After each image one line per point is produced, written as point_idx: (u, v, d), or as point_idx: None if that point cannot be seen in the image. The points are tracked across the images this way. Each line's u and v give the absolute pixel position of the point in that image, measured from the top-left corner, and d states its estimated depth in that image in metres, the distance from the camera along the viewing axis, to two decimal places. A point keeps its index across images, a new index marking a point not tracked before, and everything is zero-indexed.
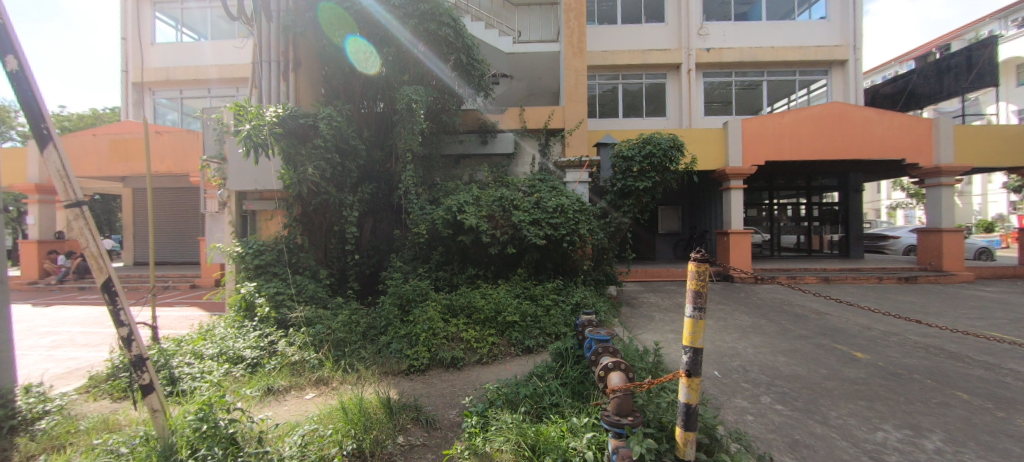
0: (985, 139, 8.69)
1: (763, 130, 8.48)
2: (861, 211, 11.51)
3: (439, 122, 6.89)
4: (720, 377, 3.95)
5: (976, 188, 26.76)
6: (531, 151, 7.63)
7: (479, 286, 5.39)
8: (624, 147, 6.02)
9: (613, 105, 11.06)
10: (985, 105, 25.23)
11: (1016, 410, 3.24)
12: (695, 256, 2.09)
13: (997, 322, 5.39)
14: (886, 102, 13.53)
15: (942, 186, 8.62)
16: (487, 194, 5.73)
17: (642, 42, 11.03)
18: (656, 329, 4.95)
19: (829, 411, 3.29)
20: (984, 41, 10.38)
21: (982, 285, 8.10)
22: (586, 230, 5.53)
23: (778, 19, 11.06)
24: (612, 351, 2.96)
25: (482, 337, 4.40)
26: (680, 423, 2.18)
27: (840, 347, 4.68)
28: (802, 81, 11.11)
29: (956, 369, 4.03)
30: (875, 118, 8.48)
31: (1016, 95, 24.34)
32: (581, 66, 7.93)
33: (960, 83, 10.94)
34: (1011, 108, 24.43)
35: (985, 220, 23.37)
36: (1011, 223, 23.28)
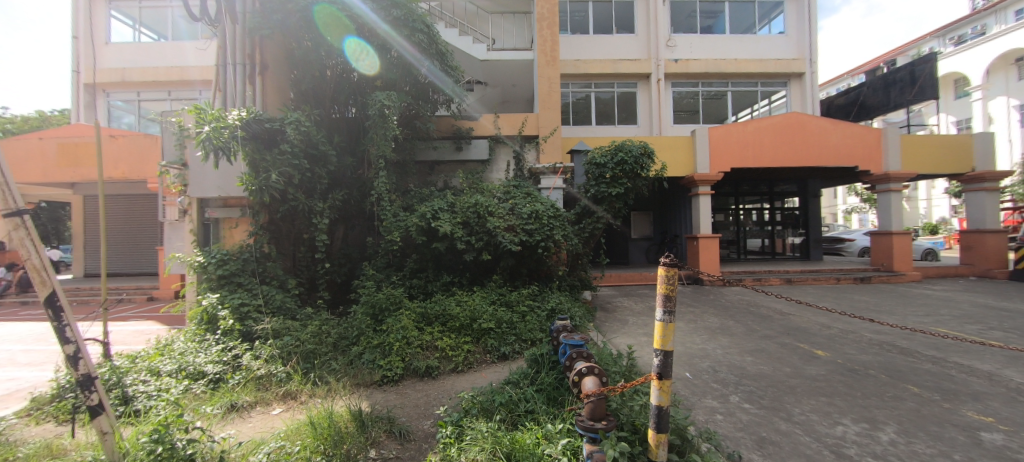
0: (929, 148, 9.31)
1: (728, 138, 8.82)
2: (820, 215, 12.09)
3: (412, 128, 6.82)
4: (691, 378, 4.03)
5: (921, 193, 28.72)
6: (505, 158, 7.63)
7: (455, 293, 5.33)
8: (596, 155, 6.13)
9: (586, 112, 11.25)
10: (927, 116, 27.25)
11: (960, 401, 3.46)
12: (665, 261, 2.11)
13: (942, 318, 5.77)
14: (840, 112, 14.35)
15: (891, 191, 9.14)
16: (462, 200, 5.71)
17: (613, 51, 11.31)
18: (629, 332, 5.03)
19: (793, 408, 3.41)
20: (925, 57, 11.14)
21: (928, 284, 8.66)
22: (560, 236, 5.56)
23: (740, 32, 11.59)
24: (586, 356, 2.96)
25: (458, 345, 4.34)
26: (652, 424, 2.20)
27: (802, 346, 4.89)
28: (763, 92, 11.66)
29: (906, 363, 4.28)
30: (830, 128, 8.96)
31: (954, 107, 26.41)
32: (554, 75, 8.08)
33: (904, 96, 11.72)
34: (951, 119, 26.44)
35: (930, 223, 25.12)
36: (953, 225, 25.08)
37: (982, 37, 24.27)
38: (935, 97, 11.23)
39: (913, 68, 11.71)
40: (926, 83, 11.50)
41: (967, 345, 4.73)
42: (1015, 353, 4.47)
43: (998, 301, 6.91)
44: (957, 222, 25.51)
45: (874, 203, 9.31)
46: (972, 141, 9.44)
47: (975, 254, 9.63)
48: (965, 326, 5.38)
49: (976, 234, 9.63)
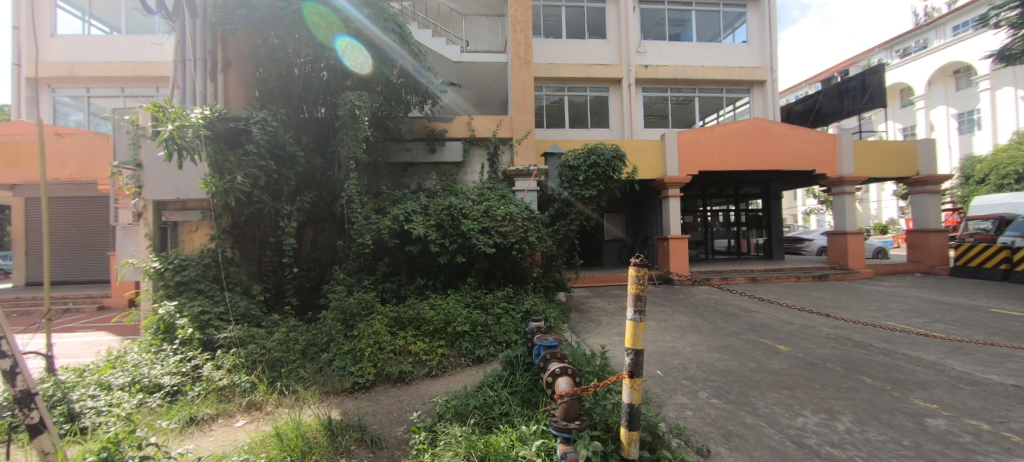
0: (879, 153, 9.93)
1: (696, 142, 9.13)
2: (781, 216, 12.66)
3: (385, 129, 6.72)
4: (662, 375, 4.12)
5: (873, 195, 30.63)
6: (479, 160, 7.63)
7: (429, 296, 5.25)
8: (570, 157, 6.20)
9: (560, 115, 11.39)
10: (877, 123, 29.12)
11: (908, 390, 3.69)
12: (635, 261, 2.14)
13: (891, 313, 6.15)
14: (800, 118, 15.11)
15: (845, 193, 9.67)
16: (436, 203, 5.66)
17: (586, 56, 11.52)
18: (602, 332, 5.09)
19: (758, 401, 3.54)
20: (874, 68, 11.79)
21: (880, 280, 9.22)
22: (535, 238, 5.59)
23: (706, 40, 12.04)
24: (559, 357, 2.97)
25: (432, 349, 4.27)
26: (624, 423, 2.23)
27: (766, 341, 5.09)
28: (728, 98, 12.14)
29: (859, 355, 4.53)
30: (790, 133, 9.41)
31: (900, 115, 28.33)
32: (528, 78, 8.14)
33: (856, 104, 12.45)
34: (897, 126, 28.35)
35: (881, 224, 26.80)
36: (901, 225, 26.85)
37: (924, 50, 26.18)
38: (884, 105, 11.98)
39: (864, 77, 12.37)
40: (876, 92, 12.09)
41: (914, 337, 5.05)
42: (955, 343, 4.81)
43: (941, 295, 7.44)
44: (904, 222, 27.36)
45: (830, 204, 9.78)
46: (917, 146, 10.11)
47: (920, 252, 10.35)
48: (911, 319, 5.75)
49: (920, 233, 10.32)
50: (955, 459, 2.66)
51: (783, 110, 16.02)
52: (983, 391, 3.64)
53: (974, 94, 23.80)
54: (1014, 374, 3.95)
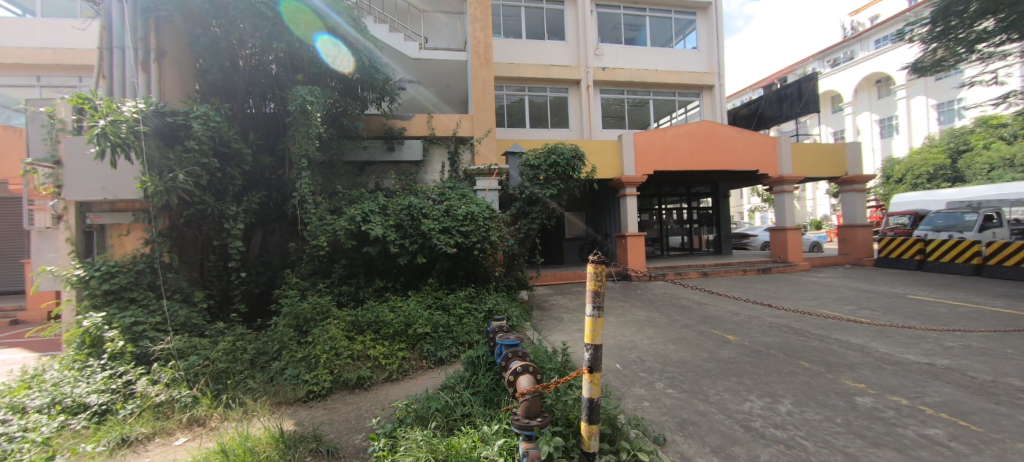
0: (813, 154, 10.77)
1: (651, 143, 9.50)
2: (729, 214, 13.43)
3: (340, 126, 6.46)
4: (621, 369, 4.24)
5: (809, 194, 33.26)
6: (440, 159, 7.52)
7: (389, 299, 5.11)
8: (531, 157, 6.24)
9: (520, 115, 11.46)
10: (812, 127, 31.62)
11: (840, 372, 4.01)
12: (593, 258, 2.17)
13: (825, 301, 6.68)
14: (744, 122, 16.13)
15: (786, 192, 10.40)
16: (395, 202, 5.51)
17: (545, 57, 11.66)
18: (564, 329, 5.17)
19: (710, 389, 3.72)
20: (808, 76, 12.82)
21: (815, 272, 10.01)
22: (496, 237, 5.56)
23: (659, 45, 12.55)
24: (521, 355, 2.97)
25: (391, 352, 4.15)
26: (585, 417, 2.25)
27: (717, 332, 5.36)
28: (680, 101, 12.72)
29: (798, 342, 4.88)
30: (735, 136, 9.99)
31: (831, 120, 30.92)
32: (489, 77, 8.14)
33: (794, 109, 13.45)
34: (829, 130, 30.92)
35: (816, 220, 29.15)
36: (833, 221, 29.36)
37: (851, 61, 28.72)
38: (817, 111, 13.01)
39: (800, 85, 13.41)
40: (811, 98, 13.16)
41: (844, 323, 5.52)
42: (878, 327, 5.31)
43: (866, 284, 8.19)
44: (836, 219, 29.93)
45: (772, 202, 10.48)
46: (847, 149, 11.02)
47: (849, 245, 11.32)
48: (842, 307, 6.29)
49: (849, 228, 11.30)
50: (880, 432, 2.92)
51: (729, 114, 17.03)
52: (902, 369, 4.03)
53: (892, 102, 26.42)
54: (926, 353, 4.42)
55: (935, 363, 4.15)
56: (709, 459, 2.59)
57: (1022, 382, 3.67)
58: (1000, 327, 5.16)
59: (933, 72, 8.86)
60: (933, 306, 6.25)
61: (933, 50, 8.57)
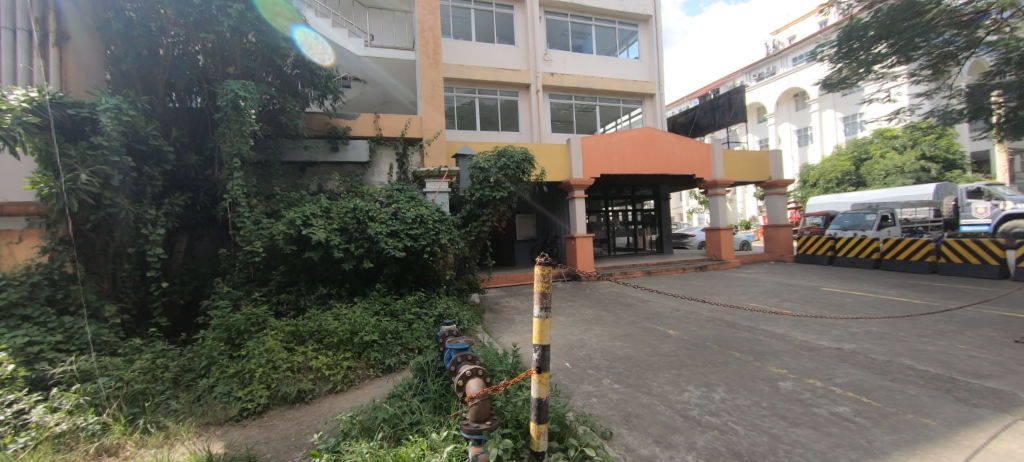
0: (742, 160, 11.70)
1: (597, 147, 9.86)
2: (669, 215, 14.26)
3: (277, 124, 6.04)
4: (570, 367, 4.33)
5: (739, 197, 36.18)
6: (388, 160, 7.33)
7: (332, 306, 4.86)
8: (481, 159, 6.24)
9: (471, 117, 11.43)
10: (741, 135, 34.43)
11: (765, 359, 4.38)
12: (540, 260, 2.13)
13: (753, 296, 7.28)
14: (682, 129, 17.22)
15: (718, 195, 11.16)
16: (339, 205, 5.26)
17: (495, 60, 11.73)
18: (515, 331, 5.21)
19: (653, 382, 3.91)
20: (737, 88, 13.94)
21: (745, 269, 10.91)
22: (447, 240, 5.47)
23: (605, 54, 13.07)
24: (471, 359, 2.94)
25: (336, 362, 3.94)
26: (533, 417, 2.26)
27: (659, 327, 5.65)
28: (624, 108, 13.33)
29: (730, 333, 5.26)
30: (674, 142, 10.61)
31: (757, 129, 33.89)
32: (438, 78, 8.05)
33: (725, 118, 14.55)
34: (755, 138, 33.87)
35: (745, 221, 31.80)
36: (760, 222, 32.19)
37: (773, 76, 31.64)
38: (745, 121, 14.16)
39: (730, 96, 14.54)
40: (739, 109, 14.27)
41: (768, 315, 6.04)
42: (796, 317, 5.86)
43: (788, 279, 9.03)
44: (762, 219, 32.82)
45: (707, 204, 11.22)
46: (770, 156, 12.04)
47: (772, 243, 12.43)
48: (767, 300, 6.89)
49: (773, 227, 12.39)
50: (799, 413, 3.22)
51: (668, 122, 18.12)
52: (817, 355, 4.48)
53: (808, 114, 29.43)
54: (836, 339, 4.94)
55: (844, 347, 4.66)
56: (652, 449, 2.72)
57: (911, 361, 4.22)
58: (892, 313, 5.90)
59: (840, 89, 9.97)
60: (841, 297, 7.03)
61: (839, 69, 9.66)
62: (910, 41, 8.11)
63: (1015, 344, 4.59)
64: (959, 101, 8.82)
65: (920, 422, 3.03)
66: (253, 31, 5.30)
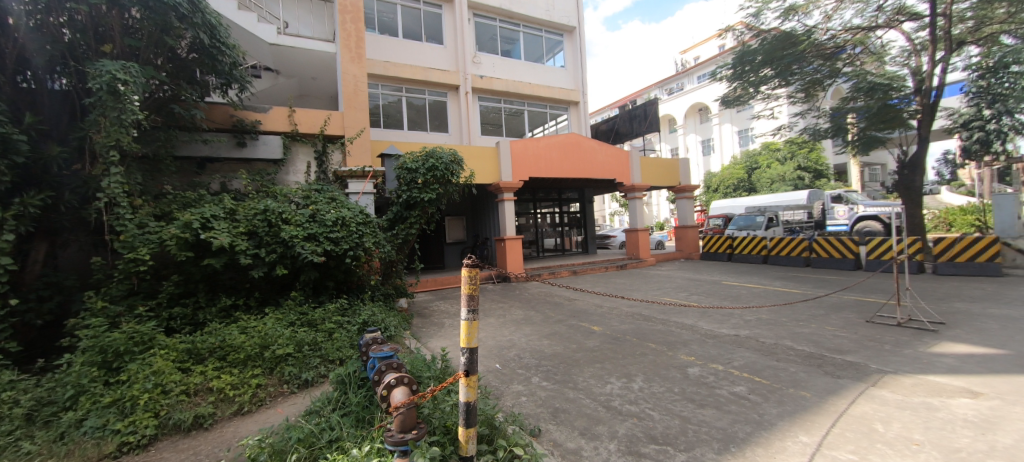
0: (656, 167, 12.71)
1: (525, 151, 10.12)
2: (594, 217, 15.07)
3: (168, 114, 5.31)
4: (500, 368, 4.36)
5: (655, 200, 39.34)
6: (305, 158, 6.86)
7: (238, 319, 4.38)
8: (408, 160, 6.06)
9: (398, 116, 11.06)
10: (656, 144, 37.49)
11: (677, 348, 4.80)
12: (467, 261, 2.04)
13: (666, 291, 7.96)
14: (604, 137, 18.33)
15: (636, 199, 11.98)
16: (246, 206, 4.77)
17: (424, 59, 11.50)
18: (444, 335, 5.13)
19: (579, 377, 4.08)
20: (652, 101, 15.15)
21: (659, 266, 11.90)
22: (371, 243, 5.22)
23: (532, 60, 13.44)
24: (396, 367, 2.78)
25: (242, 381, 3.50)
26: (461, 422, 2.10)
27: (584, 324, 5.92)
28: (551, 114, 13.85)
29: (646, 327, 5.69)
30: (597, 148, 11.22)
31: (669, 138, 37.19)
32: (360, 73, 7.66)
33: (642, 127, 15.74)
34: (668, 147, 37.18)
35: (660, 223, 34.73)
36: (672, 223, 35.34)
37: (682, 90, 34.99)
38: (659, 131, 15.41)
39: (646, 107, 15.74)
40: (654, 119, 15.51)
41: (679, 307, 6.64)
42: (701, 309, 6.51)
43: (695, 274, 10.01)
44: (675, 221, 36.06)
45: (627, 207, 12.02)
46: (680, 163, 13.18)
47: (682, 242, 13.68)
48: (678, 294, 7.57)
49: (682, 228, 13.60)
50: (704, 395, 3.57)
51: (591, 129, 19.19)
52: (719, 342, 5.01)
53: (711, 127, 33.02)
54: (734, 327, 5.58)
55: (740, 334, 5.27)
56: (578, 442, 2.83)
57: (791, 342, 4.90)
58: (776, 302, 6.84)
59: (735, 105, 11.30)
60: (737, 289, 7.96)
61: (734, 88, 10.97)
62: (788, 66, 9.49)
63: (865, 323, 5.56)
64: (825, 120, 10.43)
65: (799, 395, 3.53)
66: (136, 6, 4.61)
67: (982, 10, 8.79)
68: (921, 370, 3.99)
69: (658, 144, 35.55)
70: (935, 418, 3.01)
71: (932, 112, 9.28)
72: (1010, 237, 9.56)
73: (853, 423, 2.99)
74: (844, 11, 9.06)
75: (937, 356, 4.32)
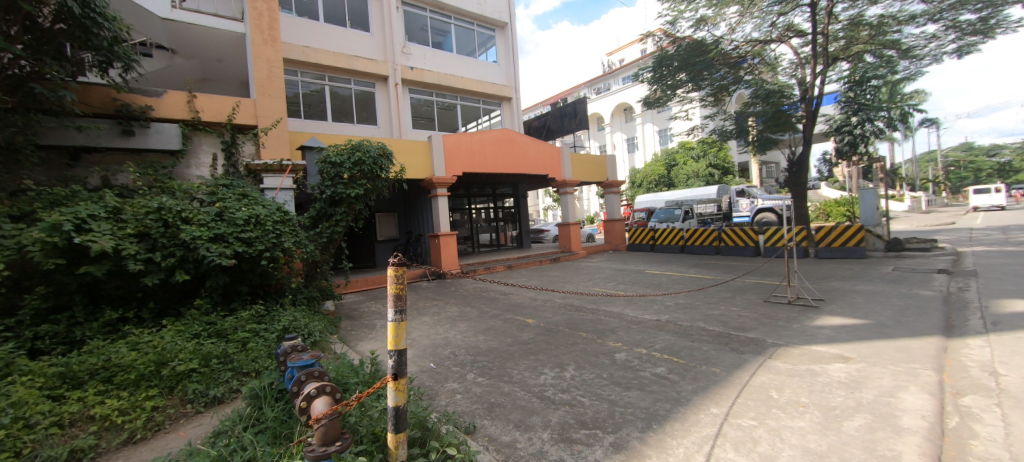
0: (586, 163, 13.22)
1: (458, 146, 10.02)
2: (527, 212, 15.37)
3: (27, 95, 4.42)
4: (435, 367, 4.29)
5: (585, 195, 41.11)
6: (210, 150, 6.17)
7: (128, 335, 3.81)
8: (331, 153, 5.68)
9: (321, 107, 10.39)
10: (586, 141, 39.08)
11: (605, 336, 5.07)
12: (394, 259, 1.91)
13: (595, 281, 8.36)
14: (537, 133, 18.76)
15: (567, 193, 12.41)
16: (135, 204, 4.18)
17: (349, 46, 10.84)
18: (375, 337, 4.95)
19: (513, 370, 4.15)
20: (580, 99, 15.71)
21: (590, 258, 12.50)
22: (291, 243, 4.86)
23: (465, 54, 13.27)
24: (318, 375, 2.61)
25: (133, 404, 3.03)
26: (390, 428, 1.99)
27: (519, 318, 6.03)
28: (484, 109, 13.84)
29: (577, 317, 5.94)
30: (529, 144, 11.40)
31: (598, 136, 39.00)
32: (275, 58, 7.03)
33: (572, 125, 16.29)
34: (597, 144, 38.97)
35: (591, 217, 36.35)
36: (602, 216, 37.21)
37: (609, 90, 36.85)
38: (587, 128, 16.07)
39: (576, 105, 16.28)
40: (583, 116, 16.10)
41: (607, 297, 7.02)
42: (626, 297, 6.95)
43: (622, 265, 10.64)
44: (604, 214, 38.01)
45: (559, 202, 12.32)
46: (607, 159, 13.82)
47: (610, 235, 14.44)
48: (605, 284, 8.00)
49: (609, 221, 14.34)
50: (630, 378, 3.83)
51: (524, 125, 19.53)
52: (642, 327, 5.39)
53: (635, 126, 35.19)
54: (655, 312, 6.04)
55: (661, 319, 5.71)
56: (512, 435, 2.87)
57: (703, 324, 5.42)
58: (690, 288, 7.51)
59: (656, 106, 12.11)
60: (658, 277, 8.61)
61: (655, 90, 11.75)
62: (700, 72, 10.46)
63: (763, 303, 6.32)
64: (730, 123, 11.52)
65: (710, 371, 3.91)
66: None
67: (852, 31, 10.31)
68: (806, 341, 4.62)
69: (587, 141, 37.05)
70: (817, 382, 3.50)
71: (814, 118, 10.69)
72: (871, 225, 11.40)
73: (753, 392, 3.38)
74: (745, 25, 10.11)
75: (819, 329, 5.04)
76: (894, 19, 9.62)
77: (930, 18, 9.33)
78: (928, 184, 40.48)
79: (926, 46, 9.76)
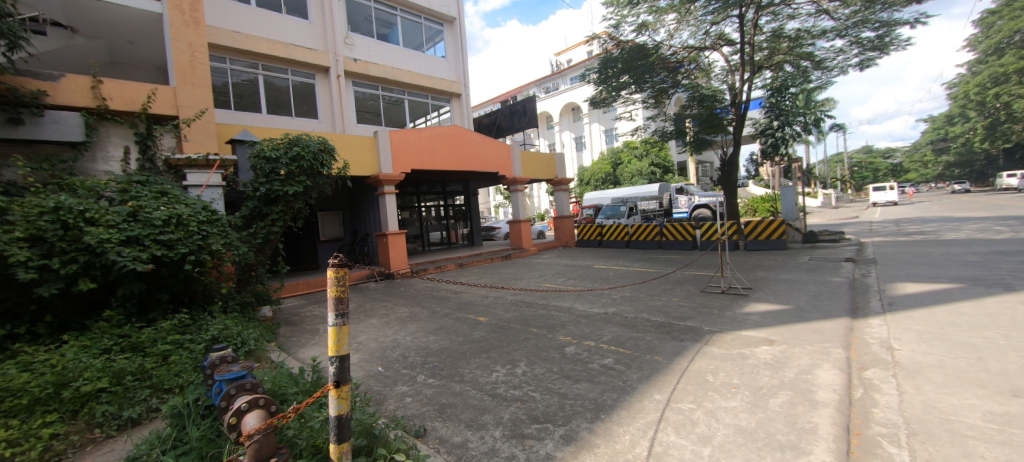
0: (536, 161, 13.41)
1: (406, 142, 9.78)
2: (479, 210, 15.34)
3: None
4: (383, 371, 4.15)
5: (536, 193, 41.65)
6: (122, 143, 5.55)
7: (17, 354, 3.31)
8: (266, 148, 5.32)
9: (255, 98, 9.70)
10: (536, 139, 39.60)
11: (556, 331, 5.19)
12: (334, 261, 1.78)
13: (545, 278, 8.53)
14: (487, 130, 18.72)
15: (519, 191, 12.61)
16: (25, 204, 3.64)
17: (286, 33, 10.16)
18: (317, 343, 4.72)
19: (465, 369, 4.13)
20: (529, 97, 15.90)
21: (542, 254, 12.74)
22: (220, 245, 4.49)
23: (412, 47, 12.93)
24: (250, 387, 2.41)
25: (25, 432, 2.64)
26: (332, 438, 1.87)
27: (470, 316, 6.01)
28: (433, 105, 13.59)
29: (528, 313, 6.03)
30: (480, 141, 11.37)
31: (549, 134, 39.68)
32: (199, 42, 6.40)
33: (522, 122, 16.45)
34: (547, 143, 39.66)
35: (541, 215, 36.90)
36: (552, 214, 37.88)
37: (558, 90, 37.62)
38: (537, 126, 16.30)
39: (525, 103, 16.45)
40: (532, 114, 16.31)
41: (557, 292, 7.18)
42: (575, 292, 7.15)
43: (571, 260, 10.94)
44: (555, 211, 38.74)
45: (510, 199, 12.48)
46: (557, 158, 14.10)
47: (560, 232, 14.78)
48: (555, 280, 8.19)
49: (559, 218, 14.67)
50: (579, 370, 3.95)
51: (475, 122, 19.43)
52: (591, 320, 5.59)
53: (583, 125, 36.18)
54: (602, 305, 6.28)
55: (607, 312, 5.95)
56: (464, 434, 2.86)
57: (647, 315, 5.71)
58: (634, 281, 7.88)
59: (602, 107, 12.55)
60: (605, 271, 8.94)
61: (601, 91, 12.17)
62: (642, 75, 11.01)
63: (700, 293, 6.78)
64: (669, 124, 12.17)
65: (653, 360, 4.13)
66: None
67: (773, 42, 11.33)
68: (737, 327, 5.02)
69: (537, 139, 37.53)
70: (747, 365, 3.82)
71: (742, 121, 11.58)
72: (790, 219, 12.60)
73: (692, 377, 3.62)
74: (682, 31, 10.76)
75: (748, 315, 5.49)
76: (808, 34, 10.71)
77: (838, 34, 10.46)
78: (837, 183, 45.46)
79: (835, 58, 10.93)
